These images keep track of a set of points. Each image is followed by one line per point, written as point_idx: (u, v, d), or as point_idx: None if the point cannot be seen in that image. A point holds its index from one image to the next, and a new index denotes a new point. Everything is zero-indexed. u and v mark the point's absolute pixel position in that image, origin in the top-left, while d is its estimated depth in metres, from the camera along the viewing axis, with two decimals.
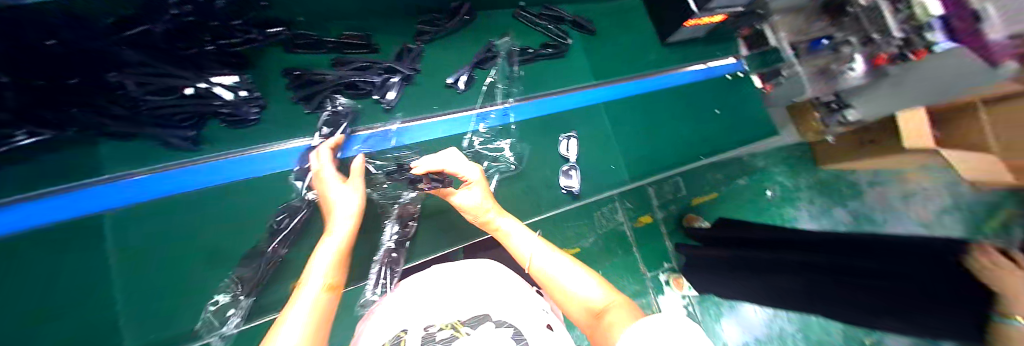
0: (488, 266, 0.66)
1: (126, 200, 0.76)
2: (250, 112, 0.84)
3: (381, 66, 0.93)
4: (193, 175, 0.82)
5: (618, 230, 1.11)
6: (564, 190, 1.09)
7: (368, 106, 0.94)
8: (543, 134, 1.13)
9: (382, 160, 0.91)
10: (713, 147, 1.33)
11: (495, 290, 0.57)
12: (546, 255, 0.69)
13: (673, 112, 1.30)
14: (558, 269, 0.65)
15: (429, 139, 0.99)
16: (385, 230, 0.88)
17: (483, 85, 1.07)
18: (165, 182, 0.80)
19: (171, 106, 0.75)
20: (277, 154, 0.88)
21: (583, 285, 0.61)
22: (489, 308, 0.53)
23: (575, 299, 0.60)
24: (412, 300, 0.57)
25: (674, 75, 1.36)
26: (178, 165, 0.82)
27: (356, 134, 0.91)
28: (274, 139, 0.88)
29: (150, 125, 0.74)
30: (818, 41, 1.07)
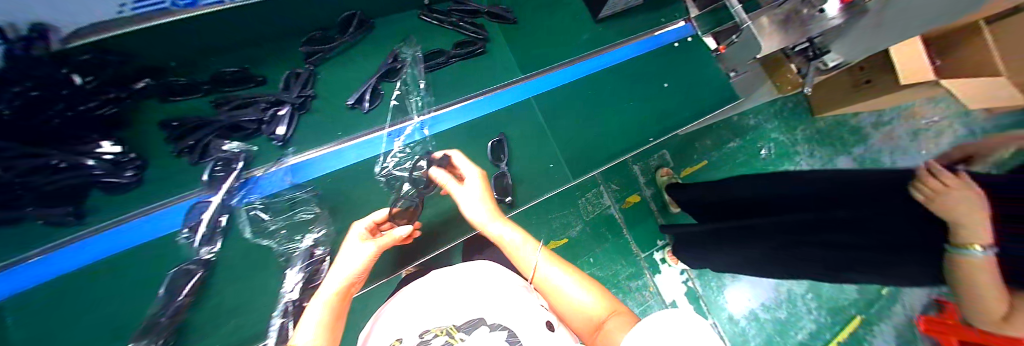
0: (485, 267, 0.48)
1: (19, 286, 0.70)
2: (126, 175, 0.79)
3: (265, 100, 0.87)
4: (96, 246, 0.76)
5: (604, 214, 1.29)
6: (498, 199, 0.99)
7: (260, 146, 0.87)
8: (468, 140, 1.03)
9: (268, 206, 0.83)
10: (667, 124, 1.21)
11: (491, 288, 0.40)
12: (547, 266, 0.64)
13: (618, 93, 1.18)
14: (558, 278, 0.61)
15: (334, 168, 0.90)
16: (287, 280, 0.78)
17: (391, 100, 1.00)
18: (53, 262, 0.73)
19: (45, 183, 0.69)
20: (175, 213, 0.82)
21: (582, 294, 0.57)
22: (486, 310, 0.37)
23: (573, 311, 0.54)
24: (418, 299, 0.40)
25: (613, 53, 1.22)
26: (79, 238, 0.76)
27: (252, 177, 0.85)
28: (164, 196, 0.83)
29: (23, 207, 0.68)
30: None
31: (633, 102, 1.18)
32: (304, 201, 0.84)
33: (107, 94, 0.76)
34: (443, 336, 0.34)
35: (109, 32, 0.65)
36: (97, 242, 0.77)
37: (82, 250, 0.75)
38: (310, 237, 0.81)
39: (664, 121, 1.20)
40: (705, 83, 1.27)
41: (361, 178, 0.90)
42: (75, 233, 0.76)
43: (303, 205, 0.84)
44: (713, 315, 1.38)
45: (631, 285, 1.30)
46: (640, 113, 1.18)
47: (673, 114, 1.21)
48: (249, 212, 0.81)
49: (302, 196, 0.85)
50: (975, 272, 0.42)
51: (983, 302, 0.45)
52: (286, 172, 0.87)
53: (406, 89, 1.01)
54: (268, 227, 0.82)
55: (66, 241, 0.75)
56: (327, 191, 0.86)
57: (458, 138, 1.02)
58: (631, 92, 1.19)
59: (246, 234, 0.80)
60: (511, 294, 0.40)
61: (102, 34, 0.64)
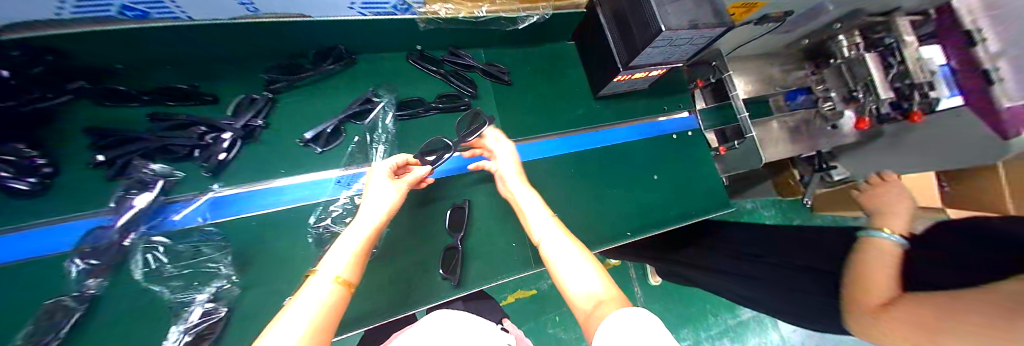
0: (460, 318, 0.63)
1: None
2: (17, 185, 0.65)
3: (207, 124, 0.78)
4: None
5: None
6: (445, 274, 0.86)
7: (185, 173, 0.78)
8: (428, 202, 0.94)
9: (174, 241, 0.74)
10: (656, 217, 1.07)
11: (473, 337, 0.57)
12: (554, 239, 0.61)
13: (606, 175, 1.08)
14: (561, 255, 0.57)
15: (266, 209, 0.82)
16: (170, 335, 0.66)
17: (352, 144, 0.91)
18: None
19: None
20: (65, 231, 0.70)
21: (584, 279, 0.51)
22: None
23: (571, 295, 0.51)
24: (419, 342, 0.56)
25: (607, 132, 1.15)
26: None
27: (169, 206, 0.75)
28: (49, 214, 0.69)
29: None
30: (798, 95, 1.38)
31: (622, 187, 1.08)
32: (214, 246, 0.75)
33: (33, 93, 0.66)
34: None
35: (55, 31, 0.61)
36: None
37: None
38: (217, 286, 0.72)
39: (657, 215, 1.08)
40: (705, 183, 1.18)
41: (297, 224, 0.82)
42: None
43: (217, 246, 0.75)
44: None
45: None
46: (628, 203, 1.06)
47: (666, 210, 1.10)
48: (144, 252, 0.71)
49: (217, 241, 0.76)
50: (870, 247, 0.78)
51: (869, 282, 0.69)
52: (207, 207, 0.78)
53: (370, 137, 0.92)
54: (164, 268, 0.72)
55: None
56: (246, 236, 0.78)
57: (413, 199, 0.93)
58: (622, 177, 1.10)
59: (134, 275, 0.69)
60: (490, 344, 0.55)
61: (44, 30, 0.60)
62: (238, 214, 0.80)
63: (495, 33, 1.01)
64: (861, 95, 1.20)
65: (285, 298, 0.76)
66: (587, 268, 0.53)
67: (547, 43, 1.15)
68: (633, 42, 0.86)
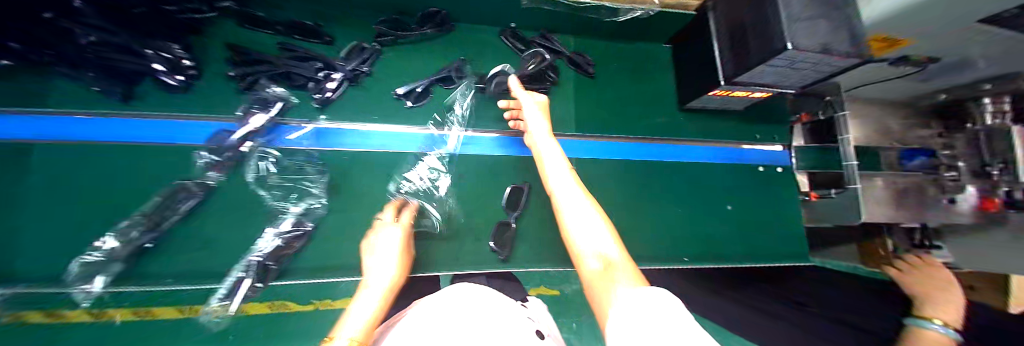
0: (469, 283, 0.56)
1: (45, 135, 0.75)
2: (174, 79, 0.79)
3: (323, 61, 0.87)
4: (132, 129, 0.80)
5: None
6: (493, 248, 0.87)
7: (293, 99, 0.86)
8: (489, 174, 0.95)
9: (281, 157, 0.82)
10: (720, 249, 0.99)
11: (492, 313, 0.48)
12: (562, 185, 0.60)
13: (676, 193, 1.02)
14: (576, 214, 0.53)
15: (354, 148, 0.88)
16: (264, 236, 0.75)
17: (439, 106, 0.96)
18: (92, 127, 0.78)
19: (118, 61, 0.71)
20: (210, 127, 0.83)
21: (596, 240, 0.48)
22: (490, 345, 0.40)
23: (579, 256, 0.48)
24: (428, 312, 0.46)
25: (687, 148, 1.08)
26: (118, 114, 0.80)
27: (282, 126, 0.85)
28: (194, 109, 0.83)
29: (79, 71, 0.73)
30: (915, 155, 1.14)
31: (692, 210, 1.02)
32: (311, 169, 0.83)
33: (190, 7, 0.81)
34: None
35: None
36: (145, 124, 0.81)
37: (119, 128, 0.79)
38: (310, 204, 0.79)
39: (725, 249, 1.00)
40: (786, 229, 1.06)
41: (375, 167, 0.88)
42: (116, 110, 0.79)
43: (313, 170, 0.83)
44: None
45: None
46: (692, 226, 1.00)
47: (733, 244, 1.01)
48: (262, 157, 0.80)
49: (313, 166, 0.83)
50: None
51: None
52: (312, 134, 0.87)
53: (456, 100, 0.97)
54: (269, 178, 0.80)
55: (121, 113, 0.80)
56: (337, 166, 0.85)
57: (482, 169, 0.95)
58: (694, 199, 1.03)
59: (247, 177, 0.79)
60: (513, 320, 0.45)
61: None
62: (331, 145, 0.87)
63: (594, 22, 0.99)
64: (995, 171, 1.00)
65: (353, 230, 0.81)
66: (597, 230, 0.49)
67: (644, 44, 1.11)
68: (749, 55, 0.78)
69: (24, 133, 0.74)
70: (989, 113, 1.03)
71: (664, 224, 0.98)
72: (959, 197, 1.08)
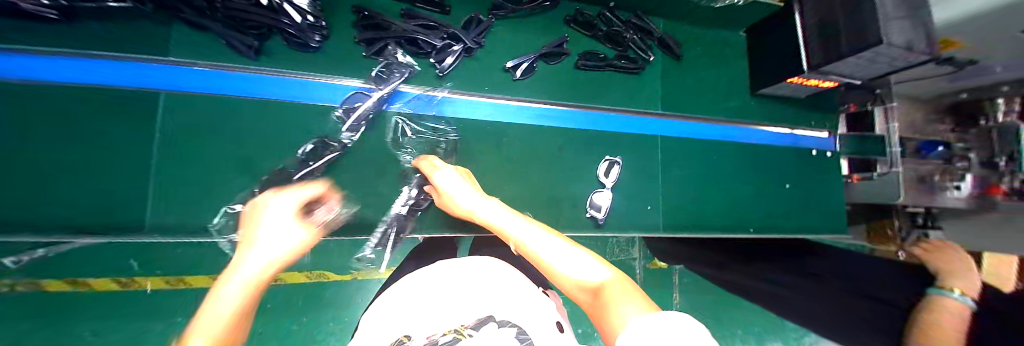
0: (491, 263, 0.65)
1: (186, 87, 0.80)
2: (313, 39, 0.84)
3: (447, 31, 0.91)
4: (260, 85, 0.85)
5: None
6: (589, 215, 1.02)
7: (417, 69, 0.91)
8: (584, 147, 1.06)
9: (412, 123, 0.91)
10: (767, 221, 1.18)
11: (501, 290, 0.56)
12: (535, 234, 0.61)
13: (735, 172, 1.18)
14: (597, 276, 0.49)
15: (470, 118, 0.98)
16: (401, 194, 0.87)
17: (542, 81, 1.04)
18: (221, 81, 0.83)
19: (243, 11, 0.77)
20: (336, 89, 0.90)
21: (589, 269, 0.51)
22: (494, 310, 0.51)
23: (569, 279, 0.51)
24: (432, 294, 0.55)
25: (747, 131, 1.22)
26: (246, 70, 0.84)
27: (402, 91, 0.91)
28: (324, 70, 0.89)
29: (214, 19, 0.78)
30: (932, 147, 1.20)
31: (749, 189, 1.18)
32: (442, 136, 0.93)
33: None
34: (451, 334, 0.46)
35: None
36: (260, 82, 0.85)
37: (248, 84, 0.84)
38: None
39: (766, 222, 1.19)
40: (817, 207, 1.25)
41: (488, 136, 0.98)
42: (244, 65, 0.84)
43: (438, 134, 0.93)
44: None
45: None
46: (746, 201, 1.17)
47: (778, 217, 1.20)
48: (395, 123, 0.90)
49: (445, 128, 0.94)
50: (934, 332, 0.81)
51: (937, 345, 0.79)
52: (435, 100, 0.95)
53: (559, 77, 1.06)
54: (404, 139, 0.90)
55: (237, 68, 0.84)
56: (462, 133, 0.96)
57: (580, 142, 1.06)
58: (747, 177, 1.19)
59: (385, 139, 0.88)
60: (517, 297, 0.55)
61: None
62: (450, 113, 0.96)
63: (693, 7, 1.06)
64: (1003, 161, 1.03)
65: None
66: (587, 259, 0.53)
67: (722, 31, 1.19)
68: (838, 45, 0.87)
69: (154, 82, 0.78)
70: (1001, 112, 1.06)
71: (726, 199, 1.16)
72: (962, 184, 1.12)
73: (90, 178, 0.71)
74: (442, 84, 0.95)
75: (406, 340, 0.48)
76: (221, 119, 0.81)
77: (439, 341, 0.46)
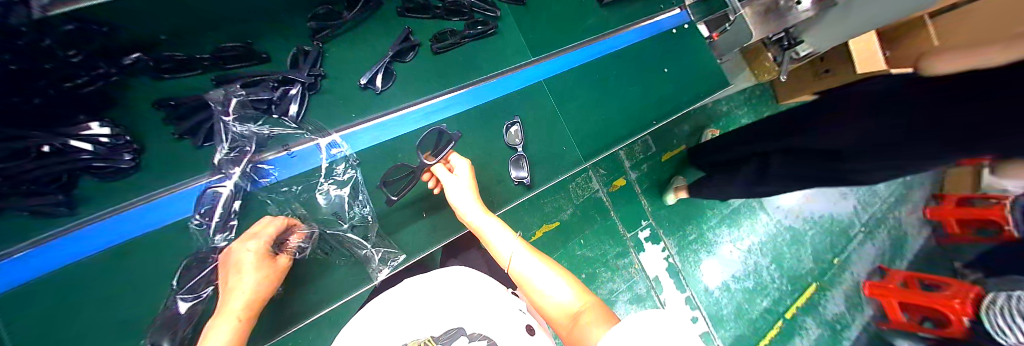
0: (461, 271, 0.77)
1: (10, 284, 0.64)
2: (124, 159, 0.74)
3: (275, 78, 0.86)
4: (93, 237, 0.71)
5: (592, 196, 1.79)
6: (517, 181, 1.06)
7: (278, 130, 0.86)
8: (484, 119, 1.07)
9: (301, 186, 0.87)
10: (664, 107, 1.31)
11: (479, 298, 0.70)
12: (521, 258, 0.79)
13: (622, 77, 1.26)
14: (556, 290, 0.70)
15: (361, 150, 0.94)
16: (355, 240, 0.87)
17: (409, 80, 1.03)
18: (44, 258, 0.67)
19: (34, 169, 0.63)
20: (192, 194, 0.80)
21: (564, 296, 0.69)
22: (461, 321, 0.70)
23: (551, 303, 0.69)
24: (401, 318, 0.68)
25: (615, 39, 1.31)
26: (66, 231, 0.70)
27: (271, 160, 0.85)
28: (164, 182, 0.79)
29: (14, 195, 0.63)
30: None
31: (640, 85, 1.28)
32: (352, 182, 0.89)
33: (76, 79, 0.68)
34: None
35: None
36: (88, 236, 0.71)
37: (79, 243, 0.70)
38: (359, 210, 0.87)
39: (661, 108, 1.31)
40: (697, 72, 1.39)
41: (382, 158, 0.96)
42: (64, 226, 0.70)
43: (342, 176, 0.88)
44: (690, 287, 1.92)
45: (618, 263, 1.80)
46: (643, 97, 1.28)
47: (671, 97, 1.33)
48: (282, 189, 0.84)
49: (343, 168, 0.89)
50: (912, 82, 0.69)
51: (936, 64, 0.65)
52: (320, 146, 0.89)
53: (423, 70, 1.05)
54: (291, 205, 0.84)
55: (50, 237, 0.68)
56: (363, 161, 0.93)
57: (476, 118, 1.06)
58: (631, 78, 1.27)
59: (272, 213, 0.81)
60: (492, 306, 0.68)
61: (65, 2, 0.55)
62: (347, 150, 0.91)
63: None
64: None
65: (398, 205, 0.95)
66: (561, 283, 0.71)
67: None
68: None
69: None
70: None
71: (624, 104, 1.25)
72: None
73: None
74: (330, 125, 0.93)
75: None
76: (66, 298, 0.67)
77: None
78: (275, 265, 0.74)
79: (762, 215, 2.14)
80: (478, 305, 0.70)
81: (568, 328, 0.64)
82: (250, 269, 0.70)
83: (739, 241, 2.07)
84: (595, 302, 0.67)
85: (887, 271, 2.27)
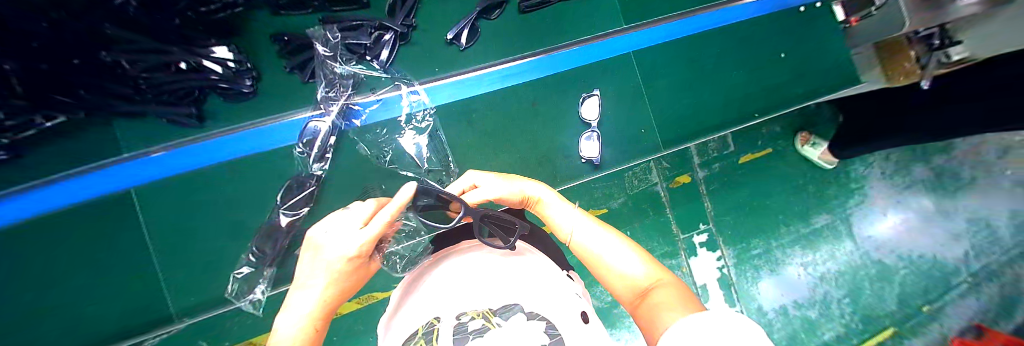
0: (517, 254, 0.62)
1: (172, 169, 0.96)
2: (245, 84, 0.92)
3: (375, 24, 0.95)
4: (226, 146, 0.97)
5: (647, 190, 1.33)
6: (585, 160, 1.16)
7: (370, 74, 0.98)
8: (552, 89, 1.12)
9: (386, 128, 1.00)
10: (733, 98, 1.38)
11: (537, 278, 0.52)
12: (586, 229, 0.72)
13: (703, 60, 1.30)
14: (625, 263, 0.64)
15: (442, 103, 1.03)
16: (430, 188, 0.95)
17: (489, 39, 1.06)
18: (190, 156, 0.96)
19: (171, 82, 0.86)
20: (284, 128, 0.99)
21: (635, 271, 0.62)
22: (521, 296, 0.48)
23: (621, 278, 0.63)
24: (447, 282, 0.54)
25: (704, 16, 1.32)
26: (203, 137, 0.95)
27: (361, 103, 0.98)
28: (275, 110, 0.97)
29: (150, 102, 0.86)
30: None
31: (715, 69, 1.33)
32: (432, 130, 1.00)
33: (211, 5, 0.85)
34: (480, 318, 0.44)
35: None
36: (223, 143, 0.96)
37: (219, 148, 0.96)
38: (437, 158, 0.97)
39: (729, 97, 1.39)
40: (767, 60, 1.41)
41: (461, 114, 1.05)
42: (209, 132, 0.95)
43: (420, 124, 0.99)
44: (742, 303, 1.57)
45: (665, 262, 1.49)
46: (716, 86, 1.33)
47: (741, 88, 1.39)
48: (373, 131, 1.00)
49: (423, 116, 0.99)
50: None
51: None
52: (409, 95, 0.99)
53: (503, 30, 1.07)
54: (377, 145, 0.99)
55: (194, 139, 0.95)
56: (449, 114, 1.03)
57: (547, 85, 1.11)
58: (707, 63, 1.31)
59: (360, 151, 0.98)
60: (554, 287, 0.50)
61: None
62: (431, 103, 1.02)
63: None
64: None
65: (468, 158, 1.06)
66: (632, 257, 0.65)
67: None
68: None
69: (153, 174, 0.95)
70: None
71: (699, 90, 1.30)
72: None
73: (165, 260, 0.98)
74: (418, 76, 1.02)
75: (437, 322, 0.46)
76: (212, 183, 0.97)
77: (471, 325, 0.44)
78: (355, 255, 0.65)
79: (847, 243, 1.67)
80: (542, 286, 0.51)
81: (635, 304, 0.57)
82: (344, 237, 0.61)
83: (815, 266, 1.64)
84: (674, 281, 0.59)
85: None
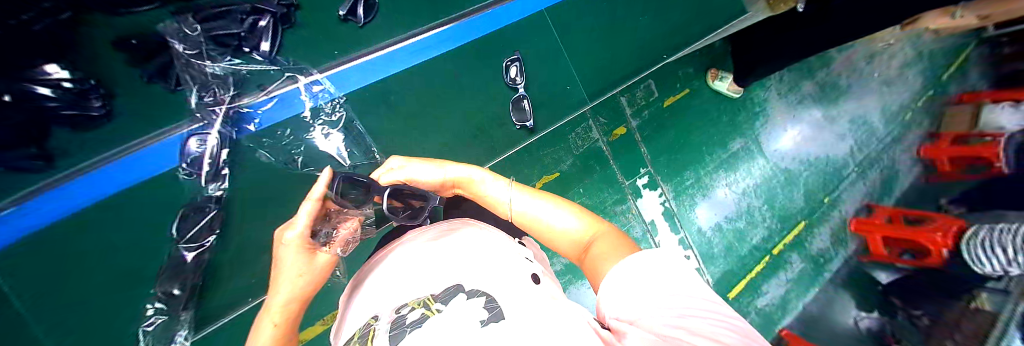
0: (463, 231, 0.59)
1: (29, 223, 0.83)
2: (92, 106, 0.82)
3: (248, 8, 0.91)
4: (104, 180, 0.88)
5: (592, 145, 1.61)
6: (519, 126, 1.36)
7: (252, 68, 0.96)
8: (464, 59, 1.17)
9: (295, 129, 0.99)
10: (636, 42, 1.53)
11: (485, 252, 0.50)
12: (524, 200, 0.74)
13: (606, 9, 1.36)
14: (565, 222, 0.69)
15: (350, 90, 1.04)
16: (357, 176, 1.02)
17: (388, 15, 1.04)
18: (57, 200, 0.85)
19: None
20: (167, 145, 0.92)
21: (574, 228, 0.67)
22: (463, 275, 0.44)
23: (567, 238, 0.68)
24: (393, 272, 0.50)
25: None
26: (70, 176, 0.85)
27: (254, 104, 0.96)
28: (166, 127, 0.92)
29: None
30: None
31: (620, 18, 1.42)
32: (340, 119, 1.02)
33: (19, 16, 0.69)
34: (419, 307, 0.38)
35: None
36: (101, 178, 0.88)
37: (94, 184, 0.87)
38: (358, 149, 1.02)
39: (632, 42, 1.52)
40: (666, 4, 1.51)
41: (380, 97, 1.09)
42: (70, 170, 0.86)
43: (330, 116, 1.01)
44: (683, 229, 1.80)
45: (616, 209, 1.68)
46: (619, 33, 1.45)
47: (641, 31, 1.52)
48: (276, 134, 0.99)
49: (331, 107, 1.01)
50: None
51: None
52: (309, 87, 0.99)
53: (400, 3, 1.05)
54: (283, 147, 0.99)
55: (61, 179, 0.85)
56: (372, 97, 1.08)
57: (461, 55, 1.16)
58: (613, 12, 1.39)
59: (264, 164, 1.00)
60: (500, 259, 0.48)
61: None
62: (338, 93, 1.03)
63: None
64: None
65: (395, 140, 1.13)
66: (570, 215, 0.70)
67: None
68: None
69: (6, 235, 0.82)
70: None
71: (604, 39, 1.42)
72: None
73: (85, 304, 0.93)
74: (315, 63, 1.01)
75: (376, 320, 0.41)
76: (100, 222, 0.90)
77: (409, 317, 0.37)
78: (317, 260, 0.65)
79: (759, 159, 1.95)
80: (494, 263, 0.47)
81: (581, 257, 0.65)
82: (292, 256, 0.62)
83: (736, 184, 1.91)
84: (607, 229, 0.67)
85: (873, 208, 2.10)
